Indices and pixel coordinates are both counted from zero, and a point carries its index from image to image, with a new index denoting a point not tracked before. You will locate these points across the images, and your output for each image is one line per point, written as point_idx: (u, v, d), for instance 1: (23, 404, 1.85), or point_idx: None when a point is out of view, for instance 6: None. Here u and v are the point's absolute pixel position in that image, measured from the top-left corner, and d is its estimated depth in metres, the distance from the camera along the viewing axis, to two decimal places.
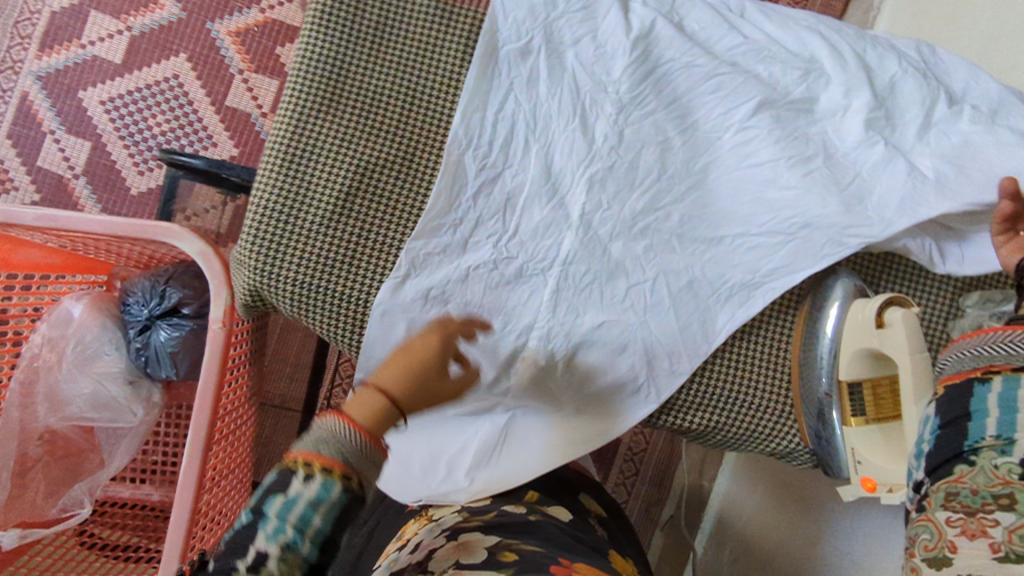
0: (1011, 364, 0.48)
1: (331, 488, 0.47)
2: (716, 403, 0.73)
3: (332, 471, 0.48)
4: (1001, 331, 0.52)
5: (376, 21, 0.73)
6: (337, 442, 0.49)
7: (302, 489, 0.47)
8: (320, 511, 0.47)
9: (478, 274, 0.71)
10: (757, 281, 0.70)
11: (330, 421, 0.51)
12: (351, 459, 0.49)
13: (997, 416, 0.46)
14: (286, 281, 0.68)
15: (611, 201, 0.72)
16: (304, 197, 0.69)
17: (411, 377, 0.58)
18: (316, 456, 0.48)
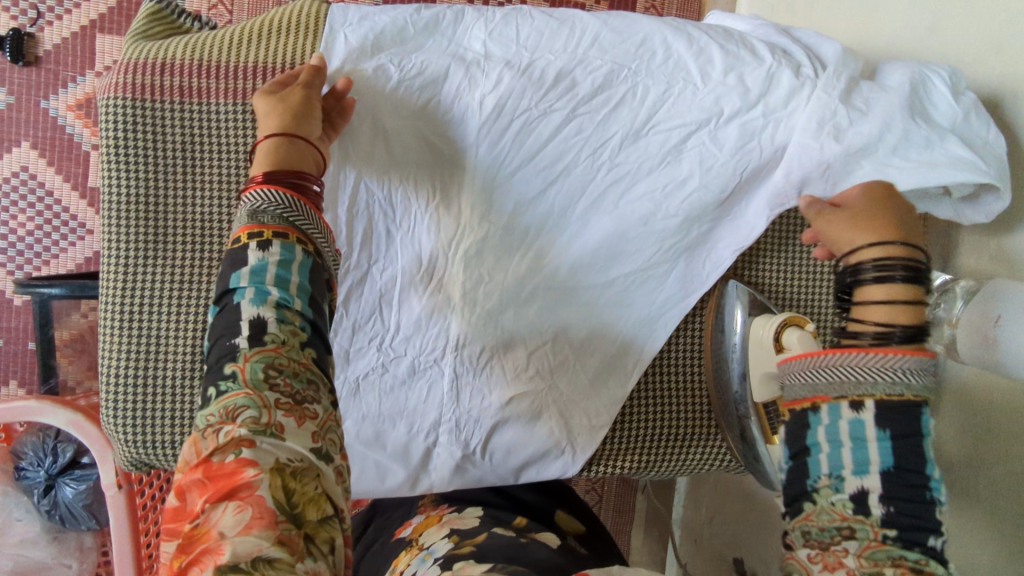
0: (850, 394, 0.44)
1: (293, 250, 0.49)
2: (640, 445, 0.71)
3: (285, 234, 0.50)
4: (831, 350, 0.46)
5: (182, 137, 0.62)
6: (271, 207, 0.51)
7: (266, 251, 0.48)
8: (294, 269, 0.49)
9: (369, 382, 0.67)
10: (656, 312, 0.69)
11: (255, 195, 0.52)
12: (288, 213, 0.51)
13: (827, 452, 0.43)
14: (168, 452, 0.63)
15: (491, 271, 0.66)
16: (160, 356, 0.63)
17: (288, 111, 0.57)
18: (259, 224, 0.50)
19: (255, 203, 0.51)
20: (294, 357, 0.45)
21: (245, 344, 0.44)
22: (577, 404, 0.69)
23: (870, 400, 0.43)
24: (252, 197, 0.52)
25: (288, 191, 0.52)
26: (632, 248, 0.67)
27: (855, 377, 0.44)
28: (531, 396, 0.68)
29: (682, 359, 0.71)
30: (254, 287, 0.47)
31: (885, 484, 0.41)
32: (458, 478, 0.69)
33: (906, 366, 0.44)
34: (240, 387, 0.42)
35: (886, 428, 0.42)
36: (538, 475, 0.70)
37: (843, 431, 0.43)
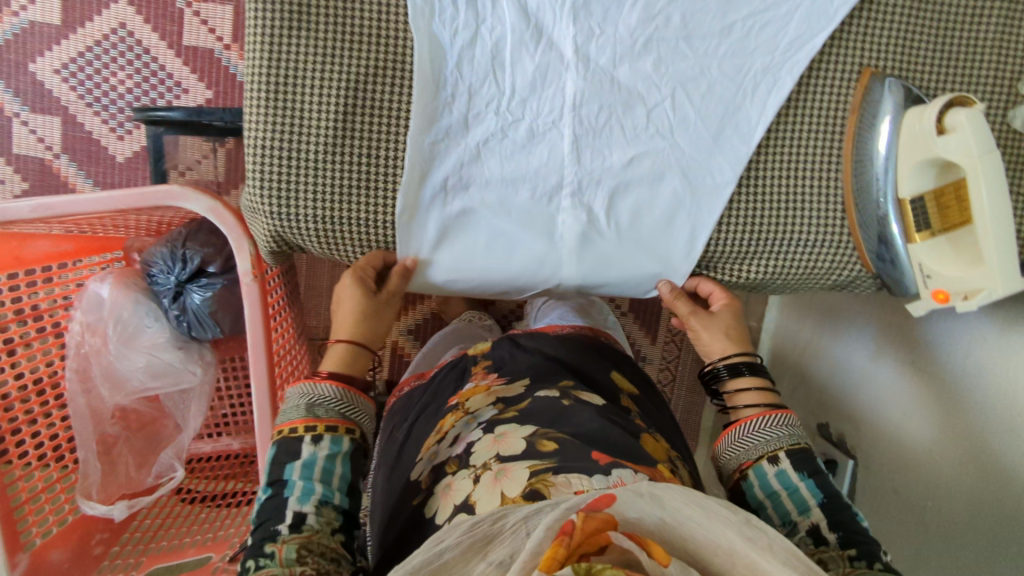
0: (781, 446, 0.66)
1: (342, 443, 0.64)
2: (766, 236, 0.69)
3: (337, 427, 0.64)
4: (751, 420, 0.68)
5: None
6: (327, 402, 0.65)
7: (318, 445, 0.62)
8: (337, 461, 0.63)
9: (491, 147, 0.66)
10: (780, 58, 0.66)
11: (312, 388, 0.65)
12: (343, 407, 0.65)
13: (787, 497, 0.63)
14: (313, 228, 0.66)
15: (601, 24, 0.64)
16: (300, 127, 0.64)
17: (363, 306, 0.70)
18: (315, 417, 0.63)
19: (318, 395, 0.65)
20: (325, 540, 0.58)
21: (285, 530, 0.56)
22: (700, 163, 0.67)
23: (779, 454, 0.65)
24: (310, 389, 0.65)
25: (341, 387, 0.66)
26: (737, 10, 0.65)
27: (762, 436, 0.67)
28: (651, 156, 0.67)
29: (810, 142, 0.68)
30: (304, 478, 0.60)
31: (825, 513, 0.61)
32: (584, 249, 0.69)
33: (776, 421, 0.67)
34: (276, 564, 0.54)
35: (802, 471, 0.64)
36: (656, 258, 0.70)
37: (783, 481, 0.64)
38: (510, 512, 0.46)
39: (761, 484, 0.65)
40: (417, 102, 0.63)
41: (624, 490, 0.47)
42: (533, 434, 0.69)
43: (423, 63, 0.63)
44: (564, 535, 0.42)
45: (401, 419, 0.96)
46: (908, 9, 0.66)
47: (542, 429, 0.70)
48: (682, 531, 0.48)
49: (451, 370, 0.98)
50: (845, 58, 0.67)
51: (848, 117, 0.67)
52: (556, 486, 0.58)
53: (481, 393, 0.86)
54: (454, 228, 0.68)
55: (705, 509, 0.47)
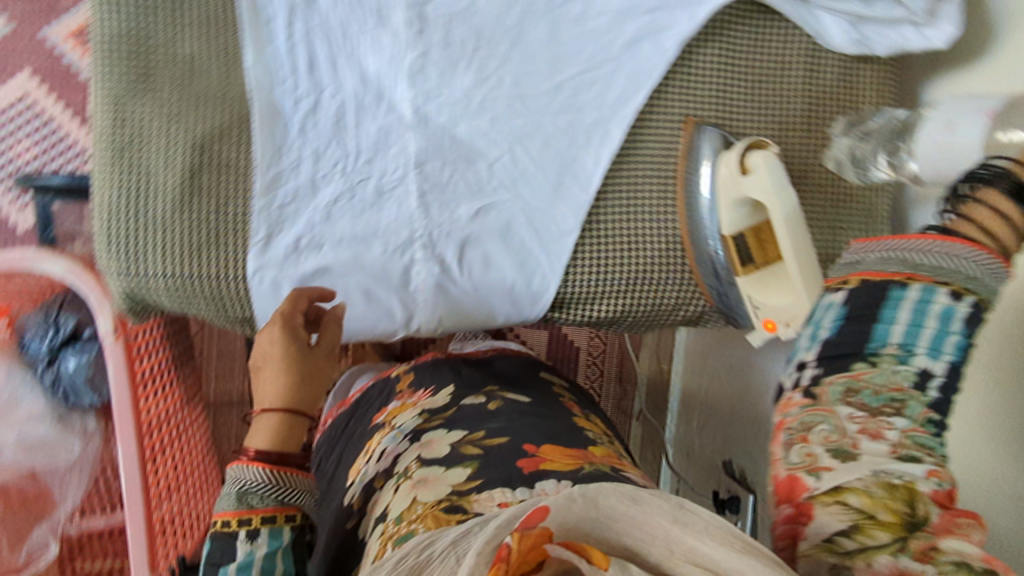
0: (953, 281, 0.40)
1: (281, 536, 0.60)
2: (613, 278, 0.73)
3: (274, 517, 0.60)
4: (931, 235, 0.42)
5: None
6: (258, 489, 0.60)
7: (255, 542, 0.59)
8: (278, 558, 0.60)
9: (340, 207, 0.68)
10: (608, 113, 0.71)
11: (241, 472, 0.61)
12: (280, 492, 0.61)
13: (904, 322, 0.40)
14: (163, 286, 0.67)
15: (437, 87, 0.68)
16: (147, 188, 0.66)
17: (292, 369, 0.64)
18: (250, 508, 0.60)
19: (244, 481, 0.60)
20: None
21: None
22: (543, 212, 0.71)
23: (968, 291, 0.40)
24: (239, 477, 0.60)
25: (273, 467, 0.61)
26: (566, 70, 0.70)
27: (929, 260, 0.41)
28: (497, 208, 0.70)
29: (646, 191, 0.73)
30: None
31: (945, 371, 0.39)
32: (441, 297, 0.71)
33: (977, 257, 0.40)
34: None
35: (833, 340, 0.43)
36: (511, 306, 0.72)
37: (931, 311, 0.40)
38: (437, 539, 0.43)
39: (836, 315, 0.42)
40: (260, 163, 0.66)
41: (557, 497, 0.39)
42: (461, 439, 0.74)
43: (264, 127, 0.66)
44: (497, 566, 0.37)
45: (328, 446, 0.98)
46: (721, 66, 0.72)
47: (470, 433, 0.75)
48: (615, 526, 0.41)
49: (377, 389, 1.01)
50: (668, 112, 0.72)
51: (678, 162, 0.72)
52: (477, 501, 0.61)
53: (410, 409, 0.88)
54: (309, 285, 0.68)
55: (641, 503, 0.39)
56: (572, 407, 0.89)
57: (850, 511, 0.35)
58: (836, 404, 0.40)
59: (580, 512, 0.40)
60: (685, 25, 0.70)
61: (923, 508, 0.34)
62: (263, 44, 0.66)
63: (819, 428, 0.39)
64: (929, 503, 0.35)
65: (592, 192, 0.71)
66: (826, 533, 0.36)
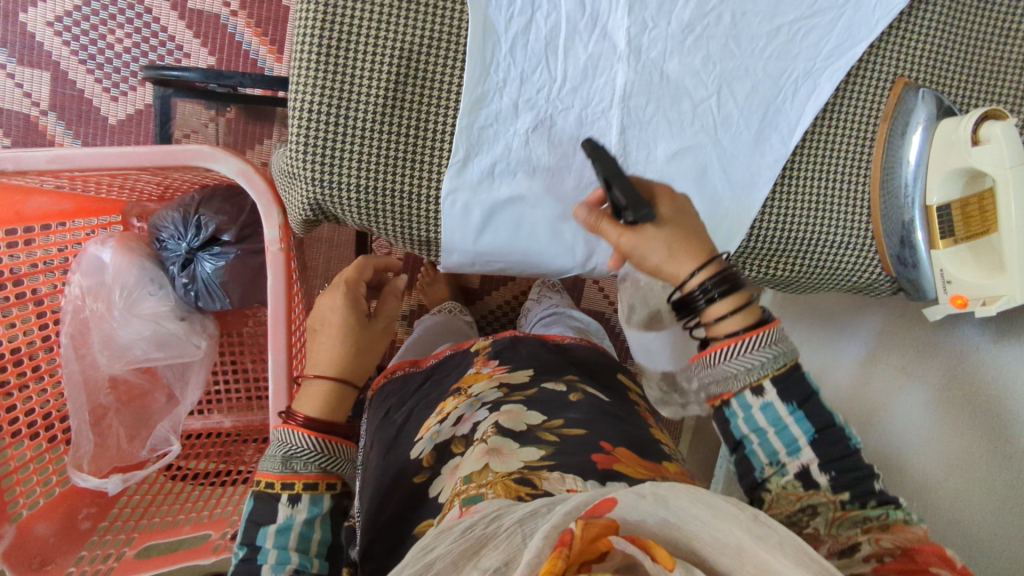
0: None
1: (320, 502, 0.73)
2: (795, 237, 0.71)
3: (316, 484, 0.73)
4: (724, 345, 0.54)
5: None
6: (303, 454, 0.74)
7: (295, 507, 0.71)
8: (315, 525, 0.71)
9: (539, 135, 0.66)
10: (821, 64, 0.68)
11: (289, 438, 0.75)
12: (322, 461, 0.75)
13: None
14: (354, 199, 0.65)
15: (655, 17, 0.65)
16: (349, 95, 0.63)
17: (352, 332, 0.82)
18: (294, 472, 0.72)
19: (289, 444, 0.75)
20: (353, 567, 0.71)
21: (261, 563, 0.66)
22: (739, 161, 0.69)
23: (765, 383, 0.53)
24: (289, 442, 0.75)
25: (318, 435, 0.75)
26: (785, 15, 0.66)
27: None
28: (694, 153, 0.68)
29: (844, 153, 0.70)
30: (279, 545, 0.68)
31: (816, 454, 0.52)
32: None
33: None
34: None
35: (791, 402, 0.53)
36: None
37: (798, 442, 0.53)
38: (506, 514, 0.45)
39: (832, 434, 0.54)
40: (470, 81, 0.63)
41: (624, 492, 0.43)
42: (540, 423, 0.76)
43: (476, 42, 0.62)
44: (563, 548, 0.37)
45: (398, 401, 1.00)
46: (944, 24, 0.68)
47: (549, 419, 0.77)
48: (683, 529, 0.43)
49: (454, 360, 1.08)
50: (880, 70, 0.69)
51: (879, 124, 0.70)
52: (547, 479, 0.62)
53: (484, 379, 0.94)
54: (499, 213, 0.67)
55: (711, 506, 0.43)
56: (647, 418, 0.95)
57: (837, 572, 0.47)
58: None
59: (648, 511, 0.43)
60: None
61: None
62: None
63: None
64: (942, 567, 0.44)
65: (792, 146, 0.69)
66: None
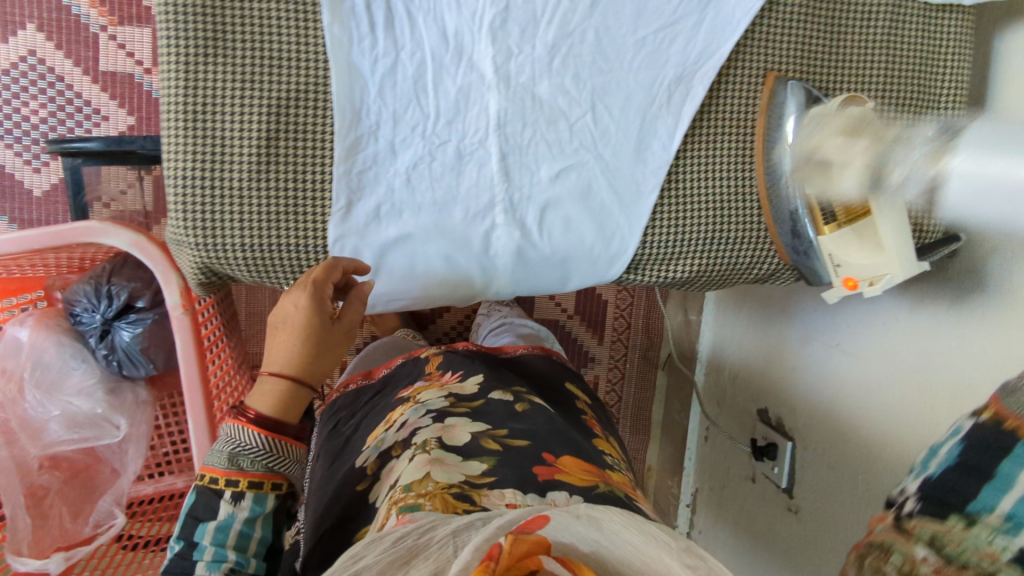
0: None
1: (264, 502, 0.64)
2: (691, 241, 0.73)
3: (262, 483, 0.64)
4: None
5: None
6: (250, 453, 0.64)
7: (237, 505, 0.62)
8: (257, 524, 0.63)
9: (419, 173, 0.66)
10: (691, 69, 0.69)
11: (237, 434, 0.65)
12: (271, 459, 0.64)
13: None
14: (242, 257, 0.65)
15: (520, 43, 0.65)
16: (223, 158, 0.63)
17: (311, 339, 0.65)
18: (239, 469, 0.63)
19: (241, 444, 0.64)
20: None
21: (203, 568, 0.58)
22: (622, 173, 0.70)
23: None
24: (237, 438, 0.64)
25: (270, 434, 0.65)
26: (647, 25, 0.67)
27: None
28: (576, 170, 0.69)
29: (724, 153, 0.71)
30: (218, 542, 0.60)
31: None
32: (518, 260, 0.69)
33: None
34: None
35: None
36: (590, 269, 0.72)
37: None
38: (441, 525, 0.44)
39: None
40: (339, 130, 0.63)
41: (559, 510, 0.42)
42: (481, 431, 0.75)
43: (341, 89, 0.63)
44: (488, 562, 0.38)
45: (348, 413, 1.01)
46: (805, 18, 0.70)
47: (489, 430, 0.76)
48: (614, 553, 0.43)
49: (405, 369, 1.06)
50: (750, 68, 0.70)
51: (756, 120, 0.71)
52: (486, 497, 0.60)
53: (434, 388, 0.92)
54: (390, 252, 0.67)
55: (644, 532, 0.42)
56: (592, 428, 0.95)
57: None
58: None
59: (581, 530, 0.43)
60: None
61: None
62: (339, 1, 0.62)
63: None
64: None
65: (673, 151, 0.70)
66: None
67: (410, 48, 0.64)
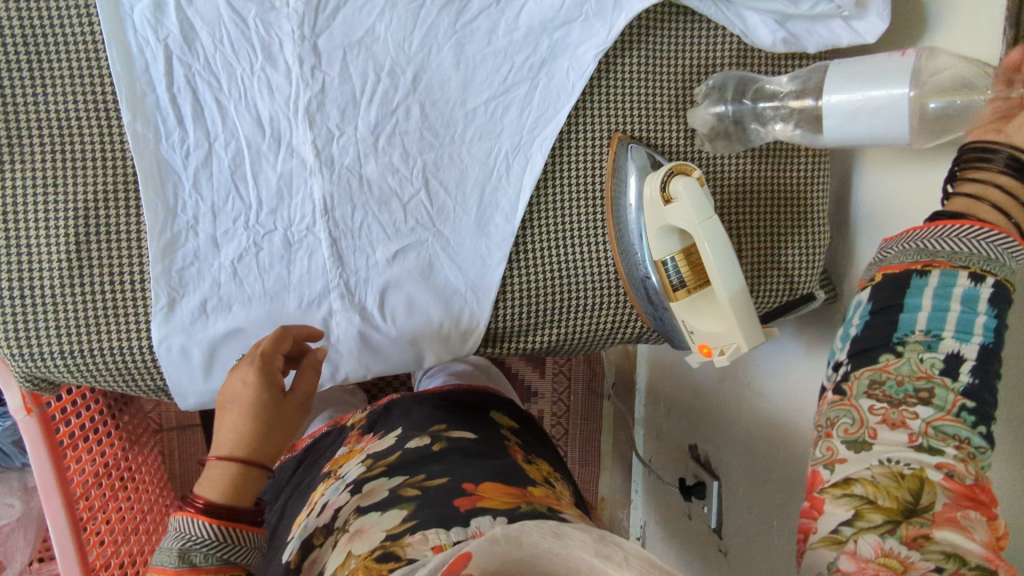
0: (971, 265, 0.45)
1: None
2: (546, 311, 0.70)
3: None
4: None
5: (25, 44, 0.58)
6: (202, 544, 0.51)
7: None
8: None
9: (246, 264, 0.64)
10: (527, 138, 0.67)
11: (187, 527, 0.52)
12: (227, 550, 0.52)
13: (928, 310, 0.45)
14: (64, 364, 0.61)
15: (341, 123, 0.64)
16: (29, 267, 0.60)
17: (262, 416, 0.57)
18: (191, 568, 0.50)
19: (194, 537, 0.51)
20: None
21: None
22: (465, 247, 0.68)
23: None
24: (184, 531, 0.52)
25: (225, 522, 0.53)
26: (476, 96, 0.66)
27: (944, 248, 0.46)
28: (415, 249, 0.67)
29: (571, 219, 0.69)
30: None
31: None
32: (362, 344, 0.67)
33: (997, 240, 0.45)
34: None
35: None
36: (442, 346, 0.69)
37: None
38: None
39: (864, 306, 0.49)
40: (153, 229, 0.61)
41: (479, 541, 0.38)
42: (401, 482, 0.60)
43: (151, 186, 0.60)
44: None
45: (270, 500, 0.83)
46: (642, 78, 0.68)
47: (410, 477, 0.61)
48: (539, 566, 0.40)
49: (329, 438, 0.88)
50: (591, 131, 0.68)
51: (604, 183, 0.69)
52: (410, 545, 0.48)
53: (356, 457, 0.73)
54: (221, 346, 0.64)
55: (563, 537, 0.39)
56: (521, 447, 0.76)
57: (854, 498, 0.41)
58: (860, 399, 0.45)
59: (505, 552, 0.39)
60: (602, 36, 0.65)
61: (931, 497, 0.40)
62: (140, 97, 0.60)
63: (842, 421, 0.45)
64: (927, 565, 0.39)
65: (516, 222, 0.67)
66: (831, 525, 0.41)
67: (224, 139, 0.62)
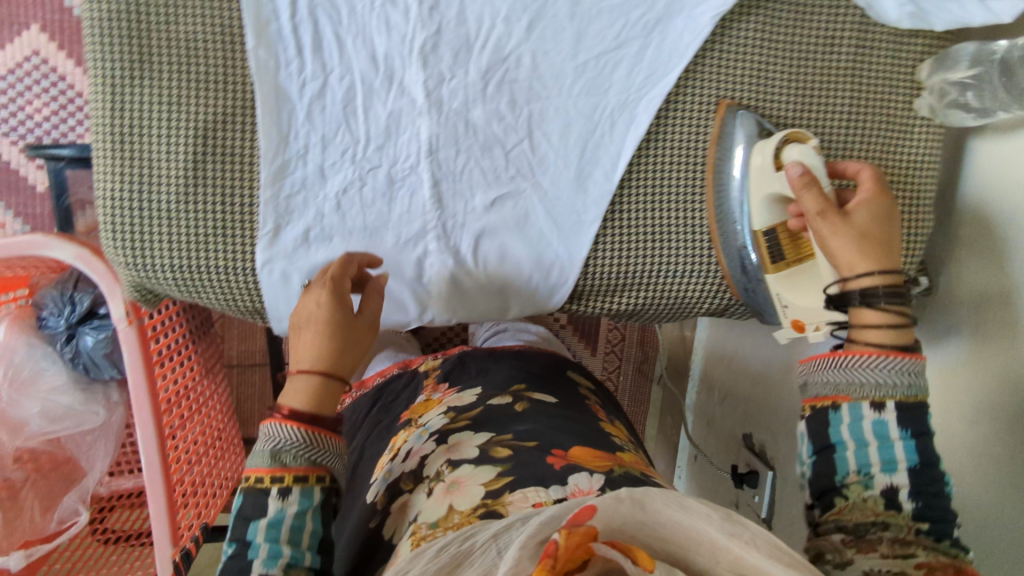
0: (880, 395, 0.49)
1: (312, 495, 0.54)
2: (633, 273, 0.69)
3: (306, 476, 0.53)
4: None
5: None
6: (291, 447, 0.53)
7: (285, 499, 0.52)
8: (308, 516, 0.53)
9: (350, 198, 0.65)
10: (634, 96, 0.67)
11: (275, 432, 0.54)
12: (314, 453, 0.54)
13: (852, 449, 0.48)
14: (172, 278, 0.64)
15: (452, 68, 0.64)
16: (149, 180, 0.62)
17: (336, 333, 0.57)
18: (282, 466, 0.53)
19: (283, 441, 0.53)
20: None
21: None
22: (562, 201, 0.68)
23: None
24: (272, 433, 0.53)
25: (309, 428, 0.54)
26: (589, 49, 0.65)
27: (860, 376, 0.49)
28: (512, 198, 0.67)
29: (670, 183, 0.68)
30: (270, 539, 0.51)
31: None
32: (454, 288, 0.68)
33: (894, 365, 0.49)
34: None
35: None
36: (528, 299, 0.70)
37: None
38: (480, 531, 0.40)
39: (806, 444, 0.52)
40: (267, 155, 0.63)
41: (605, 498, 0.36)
42: (488, 439, 0.60)
43: (268, 111, 0.62)
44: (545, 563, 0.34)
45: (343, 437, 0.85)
46: (759, 43, 0.67)
47: (498, 433, 0.61)
48: (659, 532, 0.39)
49: (402, 382, 0.89)
50: (699, 95, 0.67)
51: (707, 148, 0.67)
52: (511, 505, 0.50)
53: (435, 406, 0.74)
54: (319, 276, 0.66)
55: (686, 509, 0.38)
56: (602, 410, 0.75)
57: None
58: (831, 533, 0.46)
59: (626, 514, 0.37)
60: None
61: None
62: (265, 22, 0.61)
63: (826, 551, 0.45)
64: None
65: (615, 181, 0.67)
66: None
67: (339, 72, 0.63)
